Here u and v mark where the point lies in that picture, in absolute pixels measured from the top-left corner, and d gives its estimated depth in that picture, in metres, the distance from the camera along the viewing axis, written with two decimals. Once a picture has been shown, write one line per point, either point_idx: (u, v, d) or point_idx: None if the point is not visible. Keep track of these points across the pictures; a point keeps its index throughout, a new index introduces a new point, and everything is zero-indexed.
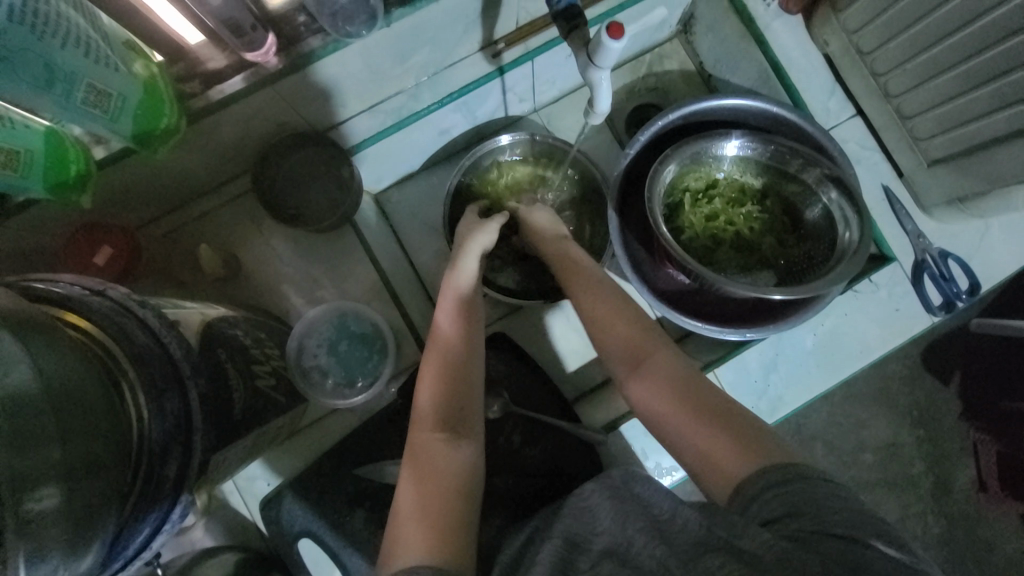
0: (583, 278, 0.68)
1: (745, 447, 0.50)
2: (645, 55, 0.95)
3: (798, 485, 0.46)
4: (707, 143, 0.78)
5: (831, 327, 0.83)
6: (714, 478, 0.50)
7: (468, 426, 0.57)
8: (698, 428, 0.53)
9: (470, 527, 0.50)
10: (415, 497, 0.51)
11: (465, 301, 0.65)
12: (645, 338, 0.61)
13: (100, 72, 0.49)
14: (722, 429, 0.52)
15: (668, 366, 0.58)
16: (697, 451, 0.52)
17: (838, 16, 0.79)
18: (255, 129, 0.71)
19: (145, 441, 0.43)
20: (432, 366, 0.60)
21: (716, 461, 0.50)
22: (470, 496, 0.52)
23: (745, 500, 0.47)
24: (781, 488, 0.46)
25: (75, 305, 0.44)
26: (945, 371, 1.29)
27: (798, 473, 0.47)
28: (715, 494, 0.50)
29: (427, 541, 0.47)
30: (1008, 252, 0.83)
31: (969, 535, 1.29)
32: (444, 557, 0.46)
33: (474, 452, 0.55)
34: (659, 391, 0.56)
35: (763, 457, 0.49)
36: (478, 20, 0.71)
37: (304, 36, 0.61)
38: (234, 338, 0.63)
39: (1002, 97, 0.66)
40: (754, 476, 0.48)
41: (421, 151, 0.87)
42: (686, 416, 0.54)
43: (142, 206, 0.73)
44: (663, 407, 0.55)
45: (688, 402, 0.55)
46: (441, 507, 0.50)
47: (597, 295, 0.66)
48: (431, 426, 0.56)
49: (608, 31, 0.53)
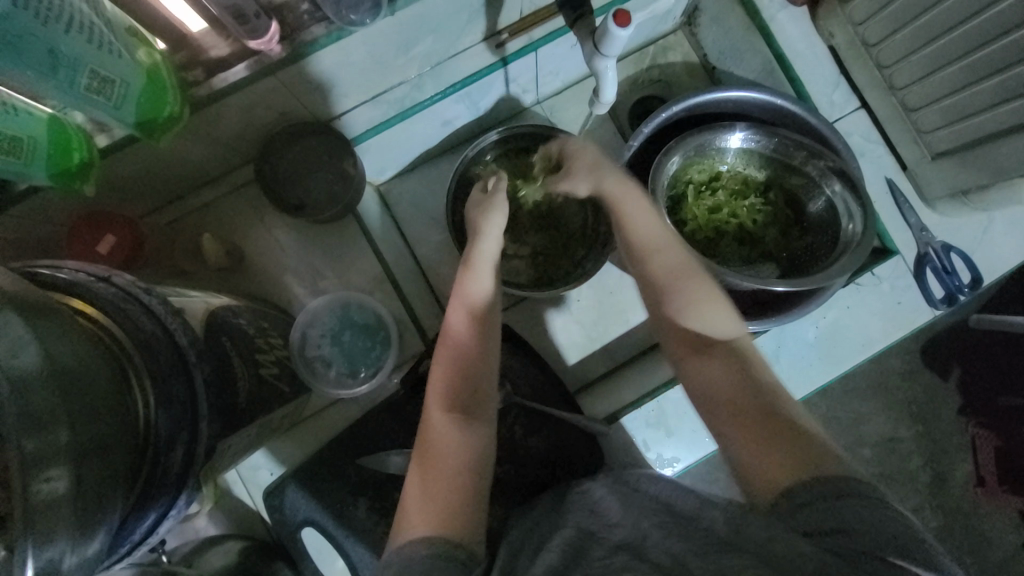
0: (656, 255, 0.62)
1: (795, 453, 0.48)
2: (648, 48, 0.94)
3: (851, 501, 0.43)
4: (711, 135, 0.78)
5: (834, 320, 0.83)
6: (757, 477, 0.48)
7: (480, 408, 0.58)
8: (753, 424, 0.51)
9: (478, 503, 0.52)
10: (427, 475, 0.53)
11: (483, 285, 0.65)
12: (718, 318, 0.58)
13: (103, 58, 0.49)
14: (779, 433, 0.49)
15: (734, 356, 0.56)
16: (744, 445, 0.50)
17: (844, 7, 0.79)
18: (258, 118, 0.70)
19: (152, 427, 0.43)
20: (442, 364, 0.59)
21: (761, 461, 0.49)
22: (480, 475, 0.54)
23: (791, 506, 0.45)
24: (834, 502, 0.44)
25: (82, 291, 0.44)
26: (944, 367, 1.29)
27: (853, 488, 0.44)
28: (755, 494, 0.48)
29: (437, 516, 0.50)
30: (1011, 245, 0.83)
31: (966, 529, 1.30)
32: (452, 532, 0.49)
33: (485, 433, 0.57)
34: (724, 378, 0.54)
35: (811, 466, 0.47)
36: (483, 11, 0.70)
37: (307, 24, 0.61)
38: (238, 328, 0.63)
39: (1007, 89, 0.66)
40: (798, 484, 0.46)
41: (424, 141, 0.87)
42: (741, 411, 0.52)
43: (146, 196, 0.74)
44: (724, 395, 0.53)
45: (749, 395, 0.53)
46: (453, 485, 0.52)
47: (673, 269, 0.61)
48: (445, 407, 0.57)
49: (615, 20, 0.53)
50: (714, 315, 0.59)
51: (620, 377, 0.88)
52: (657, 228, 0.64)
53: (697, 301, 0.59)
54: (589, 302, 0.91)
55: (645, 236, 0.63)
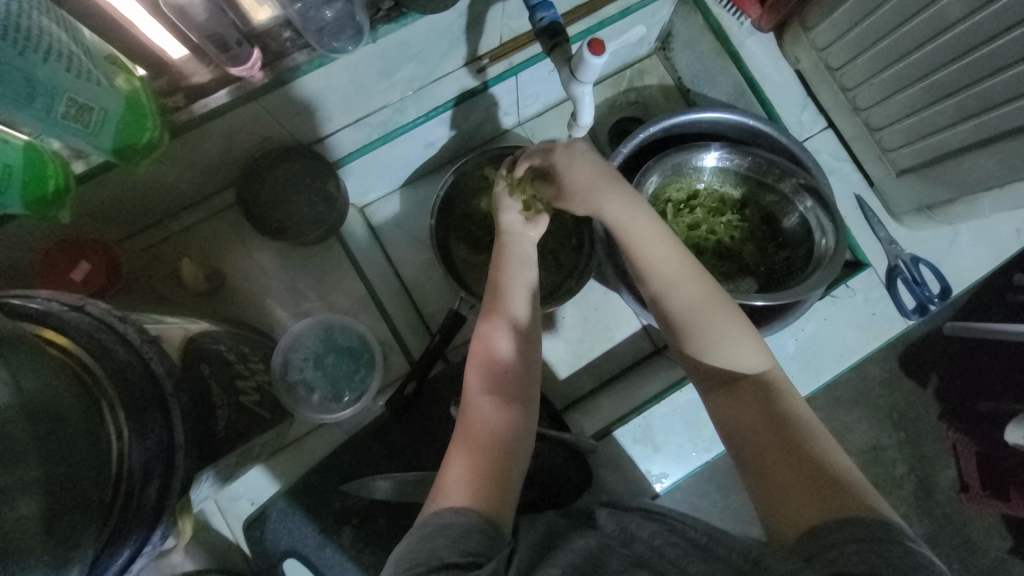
0: (682, 287, 0.58)
1: (826, 495, 0.47)
2: (626, 71, 1.02)
3: (883, 545, 0.42)
4: (686, 155, 0.80)
5: (813, 331, 0.85)
6: (783, 514, 0.49)
7: (520, 392, 0.61)
8: (784, 463, 0.51)
9: (511, 479, 0.55)
10: (464, 451, 0.56)
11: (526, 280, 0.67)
12: (742, 360, 0.56)
13: (83, 87, 0.49)
14: (812, 475, 0.49)
15: (767, 390, 0.55)
16: (774, 483, 0.50)
17: (808, 34, 0.82)
18: (240, 143, 0.70)
19: (126, 461, 0.41)
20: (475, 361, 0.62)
21: (788, 500, 0.49)
22: (515, 455, 0.56)
23: (818, 548, 0.45)
24: (861, 545, 0.43)
25: (53, 322, 0.43)
26: (923, 375, 1.32)
27: (885, 534, 0.43)
28: (781, 533, 0.48)
29: (473, 487, 0.53)
30: (978, 255, 0.86)
31: (953, 535, 1.32)
32: (483, 504, 0.52)
33: (523, 416, 0.59)
34: (751, 422, 0.54)
35: (839, 508, 0.46)
36: (463, 37, 0.72)
37: (289, 51, 0.62)
38: (218, 353, 0.62)
39: (965, 109, 0.69)
40: (827, 526, 0.45)
41: (407, 163, 0.88)
42: (776, 449, 0.51)
43: (122, 221, 0.72)
44: (751, 440, 0.53)
45: (779, 433, 0.52)
46: (485, 460, 0.55)
47: (703, 306, 0.57)
48: (482, 386, 0.60)
49: (590, 48, 0.55)
50: (742, 348, 0.56)
51: (606, 394, 0.89)
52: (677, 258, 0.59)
53: (724, 337, 0.56)
54: (574, 319, 0.92)
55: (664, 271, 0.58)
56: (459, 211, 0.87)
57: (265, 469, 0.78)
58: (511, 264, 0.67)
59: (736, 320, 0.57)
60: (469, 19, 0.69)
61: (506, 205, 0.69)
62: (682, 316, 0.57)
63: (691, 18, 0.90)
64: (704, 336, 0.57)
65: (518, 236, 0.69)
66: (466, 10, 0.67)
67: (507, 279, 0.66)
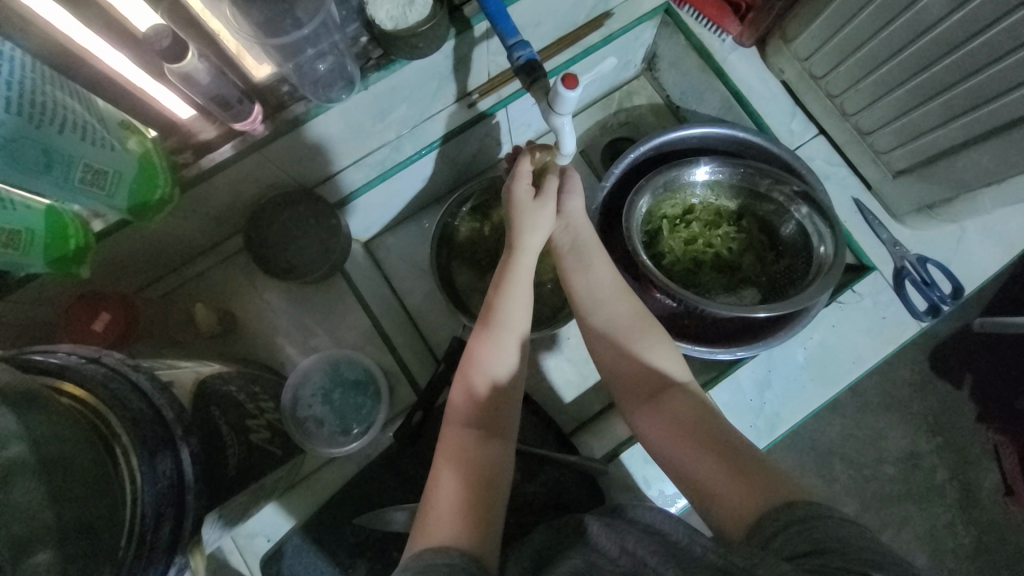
0: (614, 306, 0.68)
1: (756, 485, 0.53)
2: (615, 93, 1.04)
3: (819, 522, 0.47)
4: (678, 172, 0.82)
5: (821, 339, 0.84)
6: (728, 513, 0.52)
7: (503, 425, 0.62)
8: (720, 465, 0.55)
9: (494, 513, 0.56)
10: (446, 486, 0.57)
11: (522, 302, 0.66)
12: (663, 374, 0.64)
13: (96, 151, 0.53)
14: (743, 471, 0.54)
15: (690, 395, 0.62)
16: (712, 485, 0.54)
17: (789, 45, 0.84)
18: (245, 191, 0.74)
19: (138, 504, 0.43)
20: (458, 393, 0.62)
21: (728, 498, 0.53)
22: (496, 488, 0.58)
23: (765, 535, 0.48)
24: (802, 525, 0.47)
25: (72, 374, 0.46)
26: (955, 374, 1.27)
27: (818, 512, 0.48)
28: (729, 530, 0.52)
29: (458, 523, 0.54)
30: (989, 251, 0.84)
31: (1004, 544, 1.24)
32: (468, 541, 0.53)
33: (504, 449, 0.61)
34: (676, 431, 0.59)
35: (775, 496, 0.51)
36: (451, 77, 0.76)
37: (288, 103, 0.66)
38: (229, 395, 0.64)
39: (952, 108, 0.69)
40: (768, 515, 0.49)
41: (406, 197, 0.91)
42: (708, 447, 0.57)
43: (139, 272, 0.76)
44: (676, 447, 0.59)
45: (710, 434, 0.58)
46: (469, 496, 0.56)
47: (634, 326, 0.67)
48: (464, 420, 0.61)
49: (563, 82, 0.57)
50: (669, 361, 0.65)
51: (615, 414, 0.87)
52: (614, 282, 0.69)
53: (650, 344, 0.65)
54: (578, 340, 0.93)
55: (602, 289, 0.68)
56: (457, 240, 0.90)
57: (281, 505, 0.79)
58: (516, 283, 0.66)
59: (660, 332, 0.67)
60: (455, 59, 0.73)
61: (531, 210, 0.67)
62: (615, 329, 0.67)
63: (673, 39, 0.92)
64: (633, 344, 0.66)
65: (529, 245, 0.67)
66: (451, 52, 0.71)
67: (508, 297, 0.65)
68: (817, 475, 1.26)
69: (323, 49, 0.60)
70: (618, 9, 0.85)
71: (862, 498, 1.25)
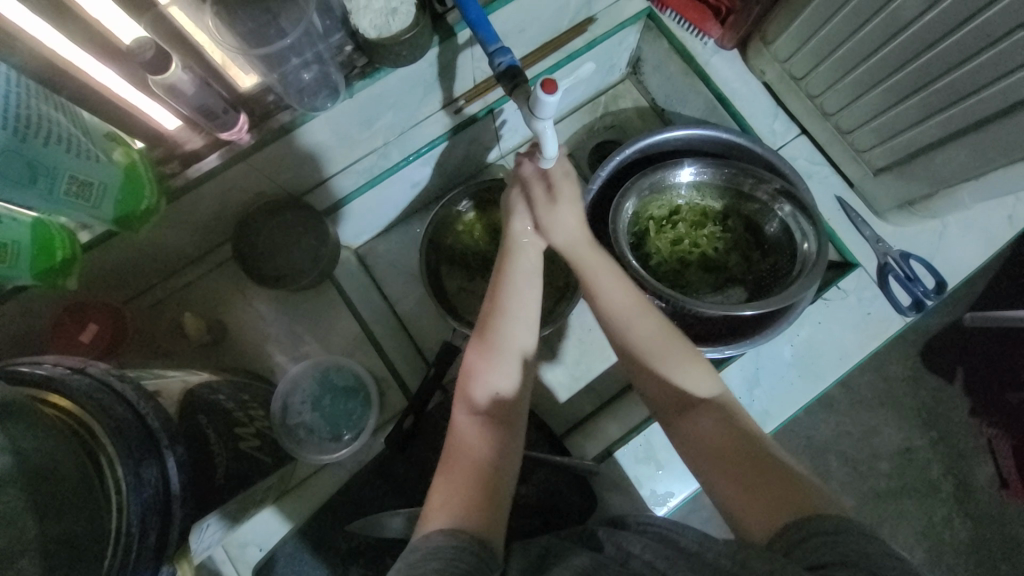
0: (626, 320, 0.66)
1: (781, 495, 0.53)
2: (601, 97, 1.06)
3: (843, 537, 0.47)
4: (662, 174, 0.83)
5: (808, 336, 0.85)
6: (752, 519, 0.53)
7: (508, 415, 0.62)
8: (743, 476, 0.55)
9: (499, 502, 0.56)
10: (452, 476, 0.57)
11: (526, 297, 0.67)
12: (677, 391, 0.63)
13: (81, 163, 0.53)
14: (768, 480, 0.54)
15: (712, 404, 0.61)
16: (734, 494, 0.55)
17: (768, 47, 0.85)
18: (234, 200, 0.75)
19: (125, 514, 0.43)
20: (463, 384, 0.64)
21: (754, 507, 0.53)
22: (503, 476, 0.58)
23: (788, 542, 0.49)
24: (826, 537, 0.47)
25: (57, 385, 0.46)
26: (947, 368, 1.29)
27: (843, 525, 0.48)
28: (753, 533, 0.52)
29: (462, 509, 0.54)
30: (970, 245, 0.86)
31: (999, 536, 1.25)
32: (473, 526, 0.53)
33: (511, 440, 0.61)
34: (700, 444, 0.59)
35: (800, 508, 0.51)
36: (437, 83, 0.77)
37: (275, 112, 0.67)
38: (217, 403, 0.64)
39: (928, 106, 0.71)
40: (792, 525, 0.50)
41: (396, 203, 0.92)
42: (731, 456, 0.57)
43: (128, 283, 0.77)
44: (703, 458, 0.59)
45: (736, 444, 0.58)
46: (473, 484, 0.57)
47: (661, 345, 0.65)
48: (470, 410, 0.62)
49: (542, 88, 0.56)
50: (692, 374, 0.63)
51: (608, 416, 0.87)
52: (622, 291, 0.67)
53: (670, 361, 0.64)
54: (569, 342, 0.93)
55: (613, 300, 0.67)
56: (448, 244, 0.90)
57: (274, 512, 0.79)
58: (516, 282, 0.67)
59: (682, 346, 0.65)
60: (440, 67, 0.74)
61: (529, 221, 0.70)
62: (638, 344, 0.65)
63: (656, 43, 0.93)
64: (653, 359, 0.64)
65: (528, 247, 0.70)
66: (436, 59, 0.72)
67: (513, 295, 0.67)
68: (812, 472, 1.27)
69: (308, 58, 0.60)
70: (601, 15, 0.87)
71: (857, 493, 1.26)
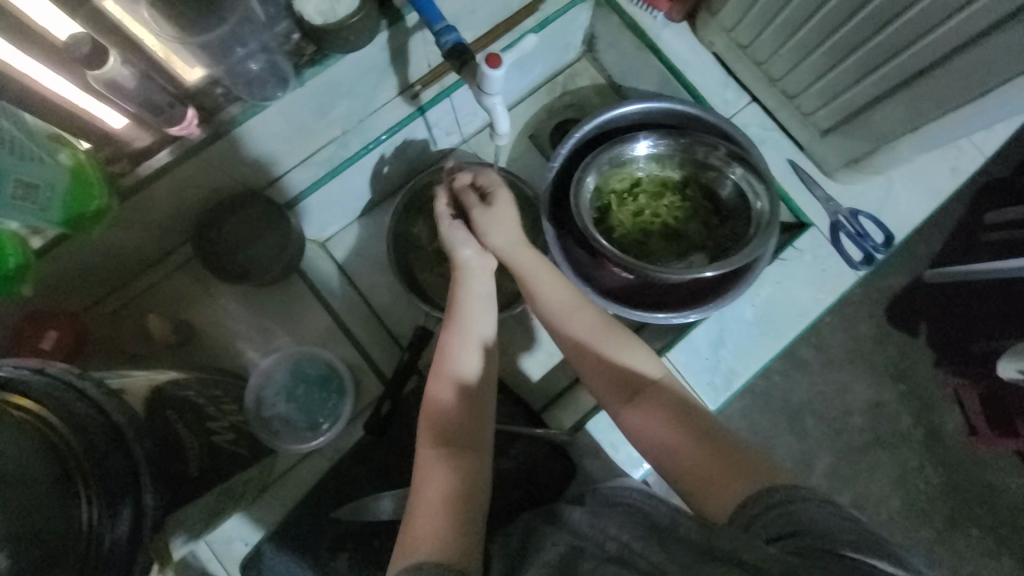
0: (574, 314, 0.69)
1: (740, 472, 0.56)
2: (558, 77, 1.07)
3: (798, 506, 0.50)
4: (619, 148, 0.85)
5: (767, 295, 0.88)
6: (712, 499, 0.56)
7: (471, 439, 0.63)
8: (700, 451, 0.59)
9: (472, 529, 0.57)
10: (422, 511, 0.58)
11: (477, 317, 0.69)
12: (633, 372, 0.66)
13: (23, 167, 0.53)
14: (726, 458, 0.57)
15: (663, 387, 0.65)
16: (698, 473, 0.58)
17: (715, 18, 0.87)
18: (190, 198, 0.74)
19: (92, 505, 0.43)
20: (424, 419, 0.63)
21: (715, 484, 0.56)
22: (473, 501, 0.59)
23: (747, 518, 0.52)
24: (781, 507, 0.51)
25: (15, 386, 0.45)
26: (912, 323, 1.35)
27: (796, 494, 0.52)
28: (714, 512, 0.55)
29: (437, 541, 0.55)
30: (916, 200, 0.90)
31: (969, 478, 1.33)
32: (447, 556, 0.54)
33: (478, 463, 0.61)
34: (657, 418, 0.62)
35: (762, 480, 0.55)
36: (390, 68, 0.76)
37: (223, 105, 0.66)
38: (187, 400, 0.64)
39: (866, 64, 0.74)
40: (751, 498, 0.53)
41: (359, 194, 0.91)
42: (692, 437, 0.60)
43: (88, 288, 0.76)
44: (664, 436, 0.61)
45: (692, 423, 0.61)
46: (444, 514, 0.57)
47: (604, 338, 0.68)
48: (432, 440, 0.62)
49: (487, 64, 0.60)
50: (640, 359, 0.67)
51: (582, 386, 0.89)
52: (563, 292, 0.70)
53: (615, 347, 0.67)
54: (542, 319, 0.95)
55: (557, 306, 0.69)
56: (415, 231, 0.91)
57: (257, 509, 0.79)
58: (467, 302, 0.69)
59: (626, 334, 0.69)
60: (391, 51, 0.73)
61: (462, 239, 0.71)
62: (584, 340, 0.68)
63: (609, 20, 0.94)
64: (600, 346, 0.67)
65: (477, 268, 0.71)
66: (387, 43, 0.71)
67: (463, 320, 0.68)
68: (790, 431, 1.33)
69: (253, 47, 0.59)
70: None
71: (833, 448, 1.32)
